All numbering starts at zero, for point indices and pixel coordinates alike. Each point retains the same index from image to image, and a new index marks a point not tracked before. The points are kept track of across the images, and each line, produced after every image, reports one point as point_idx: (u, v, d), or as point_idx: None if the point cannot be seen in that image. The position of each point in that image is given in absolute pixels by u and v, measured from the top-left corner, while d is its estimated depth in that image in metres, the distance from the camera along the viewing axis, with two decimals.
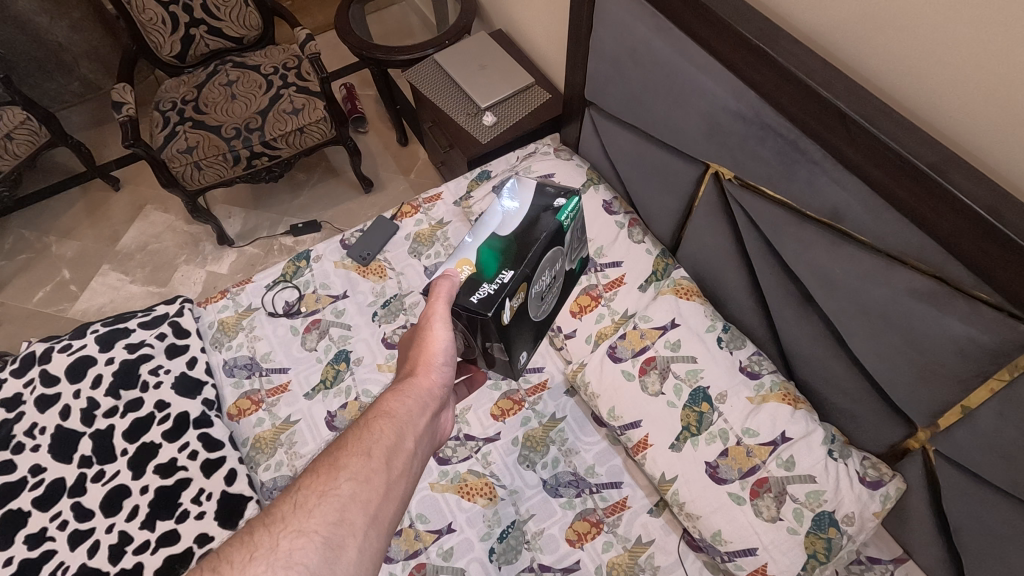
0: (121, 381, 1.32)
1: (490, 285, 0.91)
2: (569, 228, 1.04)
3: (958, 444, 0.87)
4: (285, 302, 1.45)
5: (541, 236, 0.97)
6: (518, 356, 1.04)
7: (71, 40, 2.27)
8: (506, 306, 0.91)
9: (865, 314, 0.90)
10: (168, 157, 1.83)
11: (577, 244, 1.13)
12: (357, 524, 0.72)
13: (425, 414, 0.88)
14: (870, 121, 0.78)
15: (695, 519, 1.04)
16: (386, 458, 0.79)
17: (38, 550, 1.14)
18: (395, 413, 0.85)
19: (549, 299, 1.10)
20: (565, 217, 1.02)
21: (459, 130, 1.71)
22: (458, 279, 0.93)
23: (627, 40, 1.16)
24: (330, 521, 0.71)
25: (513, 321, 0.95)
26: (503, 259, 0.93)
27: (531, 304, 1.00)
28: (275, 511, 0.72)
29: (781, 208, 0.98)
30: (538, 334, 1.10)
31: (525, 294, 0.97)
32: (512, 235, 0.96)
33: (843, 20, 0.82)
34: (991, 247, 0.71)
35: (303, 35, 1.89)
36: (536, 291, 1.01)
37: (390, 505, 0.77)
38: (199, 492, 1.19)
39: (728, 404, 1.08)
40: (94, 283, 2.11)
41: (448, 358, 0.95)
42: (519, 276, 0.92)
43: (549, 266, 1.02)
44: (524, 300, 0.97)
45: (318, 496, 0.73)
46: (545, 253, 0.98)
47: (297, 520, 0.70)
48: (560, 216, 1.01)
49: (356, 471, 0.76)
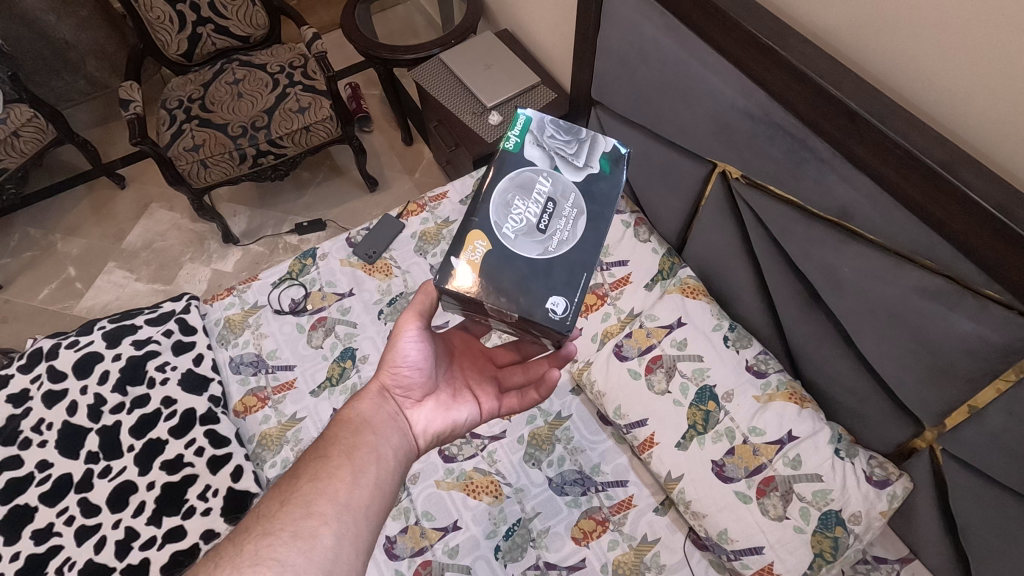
0: (128, 377, 1.32)
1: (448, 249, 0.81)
2: (533, 147, 0.87)
3: (966, 443, 0.87)
4: (291, 300, 1.45)
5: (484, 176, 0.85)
6: (546, 305, 0.77)
7: (78, 38, 2.28)
8: (460, 258, 0.79)
9: (875, 314, 0.90)
10: (174, 155, 1.83)
11: (580, 139, 0.88)
12: (326, 514, 0.71)
13: (386, 413, 0.86)
14: (881, 121, 0.78)
15: (701, 517, 1.05)
16: (346, 455, 0.78)
17: (45, 545, 1.15)
18: (353, 416, 0.84)
19: (569, 216, 0.82)
20: (512, 141, 0.87)
21: (465, 129, 1.71)
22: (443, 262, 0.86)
23: (635, 39, 1.16)
24: (296, 517, 0.70)
25: (492, 271, 0.78)
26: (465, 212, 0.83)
27: (515, 239, 0.80)
28: (242, 525, 0.72)
29: (789, 207, 0.98)
30: (583, 268, 0.79)
31: (497, 238, 0.80)
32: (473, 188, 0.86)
33: (852, 19, 0.82)
34: (1002, 245, 0.71)
35: (310, 34, 1.89)
36: (527, 227, 0.81)
37: (363, 492, 0.75)
38: (205, 489, 1.19)
39: (736, 403, 1.08)
40: (99, 280, 2.11)
41: (420, 361, 0.88)
42: (471, 224, 0.80)
43: (527, 190, 0.83)
44: (501, 244, 0.80)
45: (281, 501, 0.73)
46: (502, 186, 0.83)
47: (260, 526, 0.70)
48: (508, 144, 0.87)
49: (315, 472, 0.76)
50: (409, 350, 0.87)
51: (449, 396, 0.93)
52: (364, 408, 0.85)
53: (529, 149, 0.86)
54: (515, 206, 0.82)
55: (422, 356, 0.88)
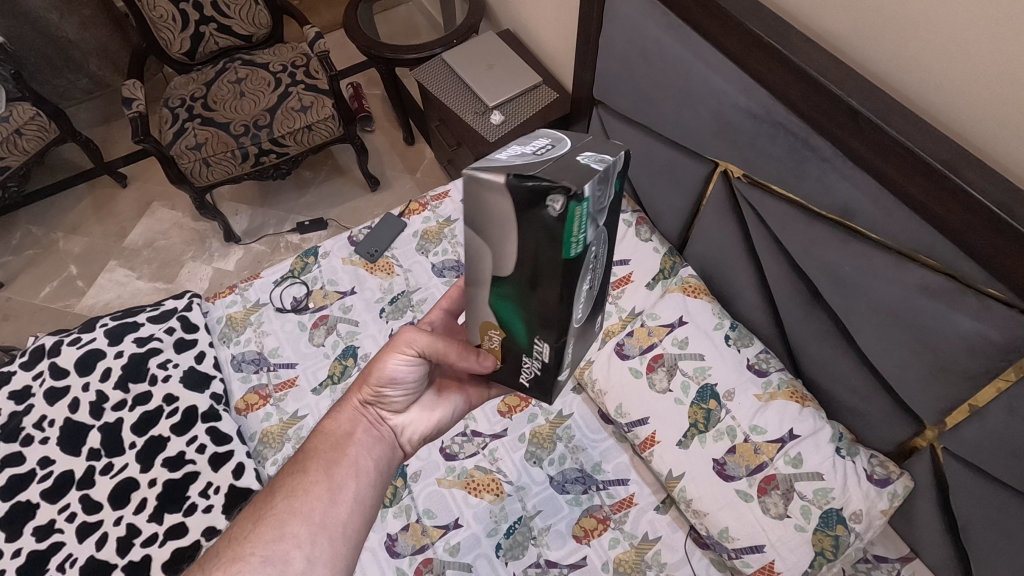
0: (130, 374, 1.33)
1: (532, 360, 0.71)
2: (589, 233, 0.59)
3: (967, 442, 0.87)
4: (293, 298, 1.45)
5: (535, 277, 0.62)
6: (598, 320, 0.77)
7: (81, 37, 2.29)
8: (560, 371, 0.72)
9: (876, 312, 0.90)
10: (177, 153, 1.84)
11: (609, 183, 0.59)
12: (299, 536, 0.73)
13: (368, 424, 0.86)
14: (882, 120, 0.78)
15: (702, 515, 1.05)
16: (323, 471, 0.80)
17: (46, 542, 1.15)
18: (334, 430, 0.85)
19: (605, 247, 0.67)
20: (575, 244, 0.58)
21: (466, 129, 1.72)
22: (490, 363, 0.75)
23: (637, 39, 1.17)
24: (268, 540, 0.73)
25: (579, 346, 0.74)
26: (523, 321, 0.68)
27: (586, 309, 0.70)
28: (219, 545, 0.75)
29: (791, 206, 0.98)
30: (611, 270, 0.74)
31: (575, 324, 0.69)
32: (507, 270, 0.63)
33: (853, 19, 0.83)
34: (1003, 243, 0.71)
35: (312, 33, 1.90)
36: (588, 294, 0.69)
37: (339, 511, 0.77)
38: (206, 486, 1.20)
39: (736, 401, 1.08)
40: (101, 278, 2.11)
41: (404, 375, 0.85)
42: (554, 346, 0.68)
43: (584, 273, 0.64)
44: (580, 327, 0.71)
45: (256, 522, 0.75)
46: (574, 296, 0.64)
47: (234, 549, 0.73)
48: (566, 251, 0.58)
49: (292, 489, 0.78)
50: (392, 366, 0.84)
51: (433, 396, 0.92)
52: (345, 421, 0.86)
53: (589, 237, 0.59)
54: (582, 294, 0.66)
55: (407, 370, 0.85)
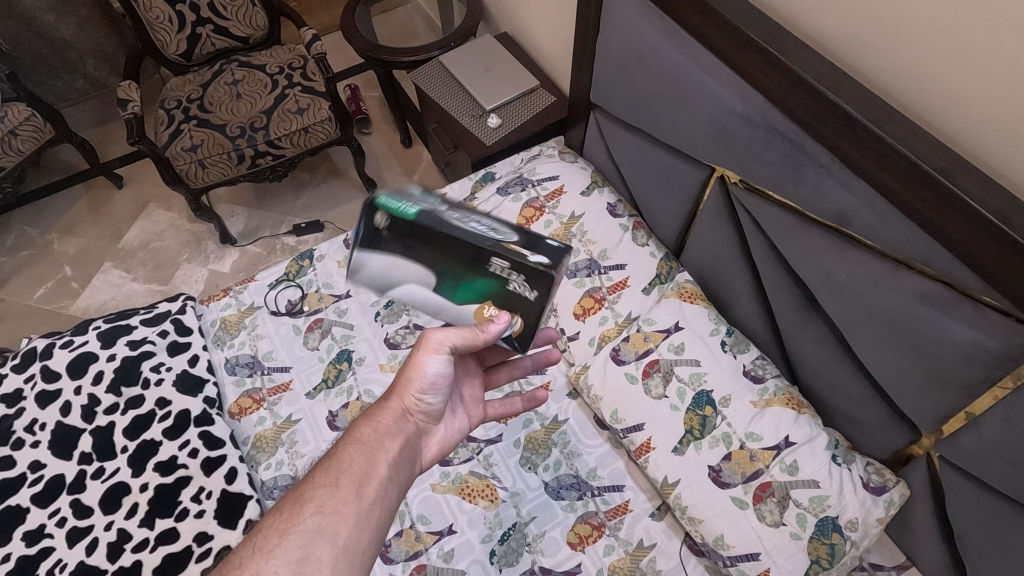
0: (123, 377, 1.32)
1: (511, 278, 0.82)
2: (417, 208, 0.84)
3: (963, 450, 0.87)
4: (288, 301, 1.45)
5: (427, 253, 0.83)
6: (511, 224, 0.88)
7: (77, 37, 2.28)
8: (531, 257, 0.81)
9: (873, 320, 0.90)
10: (172, 155, 1.83)
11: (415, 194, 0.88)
12: (324, 560, 0.67)
13: (404, 437, 0.82)
14: (880, 128, 0.78)
15: (697, 523, 1.04)
16: (355, 488, 0.74)
17: (36, 547, 1.14)
18: (366, 439, 0.80)
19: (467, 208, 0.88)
20: (408, 210, 0.83)
21: (463, 131, 1.71)
22: (507, 319, 0.81)
23: (634, 43, 1.16)
24: (292, 560, 0.66)
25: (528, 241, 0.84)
26: (459, 279, 0.83)
27: (511, 232, 0.85)
28: (234, 560, 0.68)
29: (788, 212, 0.97)
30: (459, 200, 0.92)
31: (507, 239, 0.83)
32: (428, 276, 0.84)
33: (852, 26, 0.82)
34: (999, 252, 0.71)
35: (309, 35, 1.89)
36: (462, 214, 0.86)
37: (363, 536, 0.72)
38: (198, 491, 1.19)
39: (731, 408, 1.07)
40: (95, 280, 2.10)
41: (441, 386, 0.85)
42: (491, 253, 0.80)
43: (457, 220, 0.84)
44: (469, 229, 0.83)
45: (280, 536, 0.69)
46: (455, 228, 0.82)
47: (255, 563, 0.67)
48: (406, 220, 0.82)
49: (320, 504, 0.72)
50: (437, 373, 0.83)
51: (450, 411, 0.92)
52: (379, 433, 0.81)
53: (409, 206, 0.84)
54: (468, 223, 0.84)
55: (442, 377, 0.83)
